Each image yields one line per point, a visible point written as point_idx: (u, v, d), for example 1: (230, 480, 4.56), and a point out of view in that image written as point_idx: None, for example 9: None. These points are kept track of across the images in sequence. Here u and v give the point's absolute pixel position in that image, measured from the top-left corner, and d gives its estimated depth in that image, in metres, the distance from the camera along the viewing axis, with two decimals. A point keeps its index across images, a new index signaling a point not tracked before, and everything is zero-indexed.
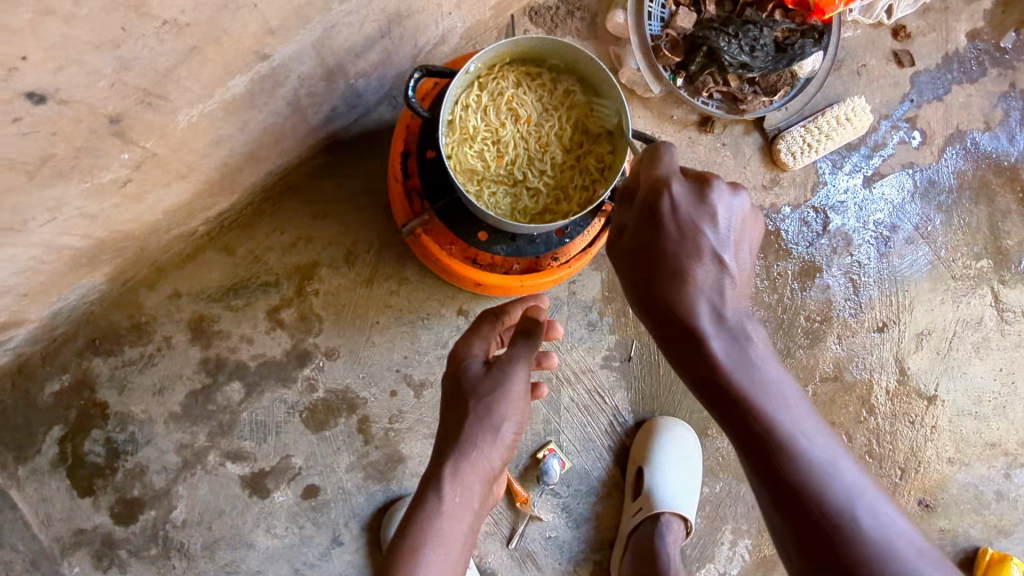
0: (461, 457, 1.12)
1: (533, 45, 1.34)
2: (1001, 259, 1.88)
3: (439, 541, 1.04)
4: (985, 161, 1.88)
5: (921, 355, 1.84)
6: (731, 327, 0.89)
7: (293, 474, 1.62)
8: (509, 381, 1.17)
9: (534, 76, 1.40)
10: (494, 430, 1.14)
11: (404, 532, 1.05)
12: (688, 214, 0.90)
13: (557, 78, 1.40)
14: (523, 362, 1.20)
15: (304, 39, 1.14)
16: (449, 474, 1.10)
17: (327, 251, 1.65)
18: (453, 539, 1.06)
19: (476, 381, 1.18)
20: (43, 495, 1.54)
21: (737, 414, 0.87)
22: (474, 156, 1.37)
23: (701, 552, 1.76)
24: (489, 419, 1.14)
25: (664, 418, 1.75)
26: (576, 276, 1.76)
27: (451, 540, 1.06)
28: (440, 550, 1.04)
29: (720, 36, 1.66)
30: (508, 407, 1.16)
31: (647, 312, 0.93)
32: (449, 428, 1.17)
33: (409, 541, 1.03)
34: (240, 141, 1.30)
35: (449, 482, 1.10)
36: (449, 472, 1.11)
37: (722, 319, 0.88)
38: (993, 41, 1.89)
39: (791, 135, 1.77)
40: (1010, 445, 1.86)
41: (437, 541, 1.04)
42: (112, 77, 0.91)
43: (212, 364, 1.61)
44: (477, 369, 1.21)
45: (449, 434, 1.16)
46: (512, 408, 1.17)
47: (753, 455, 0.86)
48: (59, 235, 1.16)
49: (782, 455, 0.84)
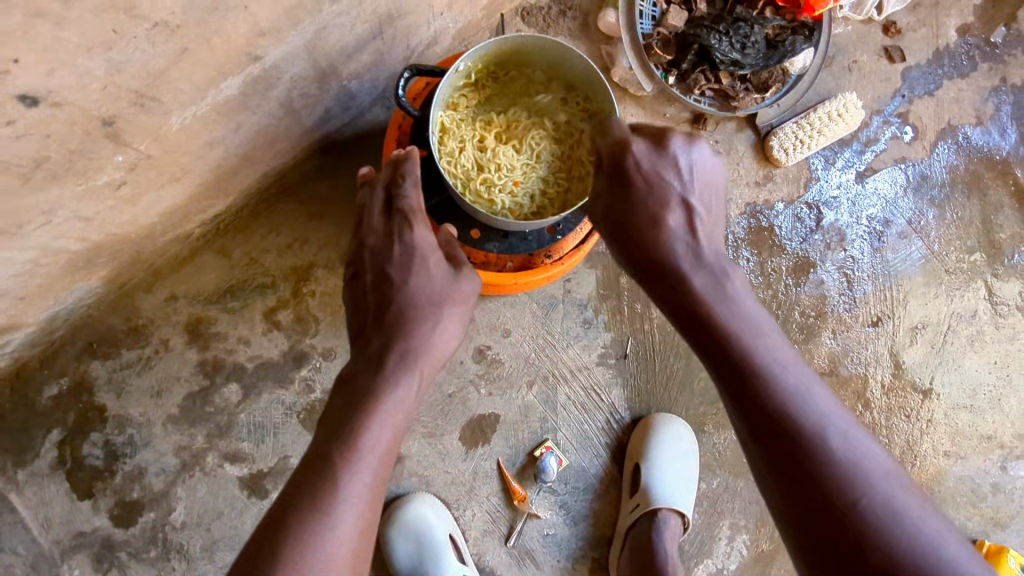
0: (414, 349, 1.10)
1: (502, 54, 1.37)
2: (994, 253, 1.89)
3: (387, 426, 1.00)
4: (977, 155, 1.89)
5: (916, 349, 1.84)
6: (715, 277, 0.97)
7: (292, 474, 1.63)
8: (468, 292, 1.22)
9: (517, 80, 1.43)
10: (446, 332, 1.16)
11: (350, 414, 1.00)
12: (652, 167, 0.99)
13: (540, 80, 1.43)
14: (420, 213, 1.24)
15: (295, 40, 1.15)
16: (402, 365, 1.08)
17: (322, 252, 1.66)
18: (399, 426, 1.03)
19: (433, 278, 1.19)
20: (43, 498, 1.54)
21: (734, 375, 0.92)
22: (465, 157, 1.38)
23: (699, 548, 1.77)
24: (445, 321, 1.16)
25: (660, 414, 1.76)
26: (571, 274, 1.76)
27: (398, 427, 1.03)
28: (388, 436, 1.00)
29: (711, 33, 1.67)
30: (459, 312, 1.20)
31: (619, 251, 1.04)
32: (398, 314, 1.14)
33: (356, 424, 0.98)
34: (234, 143, 1.31)
35: (401, 369, 1.08)
36: (398, 358, 1.09)
37: (704, 269, 0.97)
38: (983, 36, 1.90)
39: (784, 131, 1.78)
40: (1005, 438, 1.87)
41: (388, 429, 1.00)
42: (104, 79, 0.92)
43: (210, 366, 1.62)
44: (431, 261, 1.21)
45: (395, 319, 1.13)
46: (465, 318, 1.22)
47: (742, 401, 0.91)
48: (54, 238, 1.17)
49: (730, 338, 0.93)
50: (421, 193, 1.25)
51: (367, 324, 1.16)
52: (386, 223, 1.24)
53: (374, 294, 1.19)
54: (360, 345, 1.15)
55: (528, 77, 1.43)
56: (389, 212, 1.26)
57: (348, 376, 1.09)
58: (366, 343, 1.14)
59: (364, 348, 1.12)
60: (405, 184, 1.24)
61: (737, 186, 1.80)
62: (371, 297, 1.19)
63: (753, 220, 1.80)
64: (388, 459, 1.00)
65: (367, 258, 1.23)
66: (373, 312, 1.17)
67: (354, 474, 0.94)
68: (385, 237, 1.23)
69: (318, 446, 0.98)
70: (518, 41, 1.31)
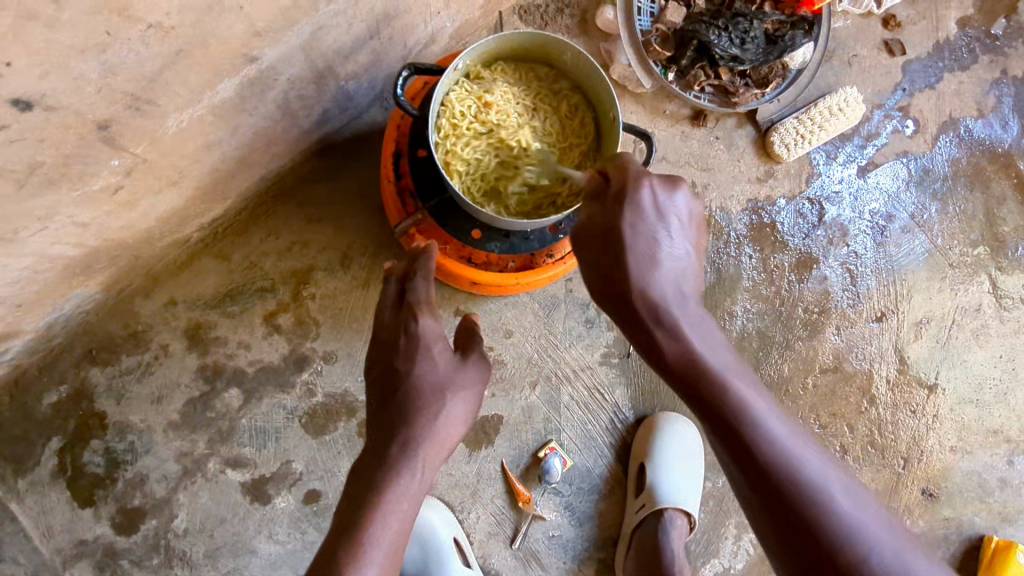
0: (420, 438, 1.11)
1: (522, 42, 1.36)
2: (998, 246, 1.88)
3: (392, 518, 1.00)
4: (979, 147, 1.88)
5: (921, 344, 1.83)
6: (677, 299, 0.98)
7: (294, 479, 1.61)
8: (473, 377, 1.24)
9: (548, 80, 1.43)
10: (452, 420, 1.17)
11: (357, 511, 1.00)
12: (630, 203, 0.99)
13: (570, 92, 1.43)
14: (426, 306, 1.27)
15: (291, 41, 1.14)
16: (408, 455, 1.09)
17: (321, 255, 1.65)
18: (407, 518, 1.03)
19: (437, 367, 1.21)
20: (44, 507, 1.53)
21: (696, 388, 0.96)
22: (461, 112, 1.33)
23: (705, 547, 1.76)
24: (452, 409, 1.17)
25: (664, 414, 1.75)
26: (572, 273, 1.76)
27: (405, 520, 1.03)
28: (395, 528, 1.00)
29: (710, 29, 1.67)
30: (464, 398, 1.20)
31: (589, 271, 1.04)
32: (404, 403, 1.15)
33: (363, 517, 0.99)
34: (232, 146, 1.30)
35: (406, 460, 1.08)
36: (402, 448, 1.09)
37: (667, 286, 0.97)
38: (983, 27, 1.89)
39: (785, 127, 1.77)
40: (1012, 432, 1.86)
41: (393, 523, 1.00)
42: (99, 82, 0.90)
43: (210, 371, 1.60)
44: (435, 350, 1.23)
45: (402, 409, 1.15)
46: (470, 402, 1.22)
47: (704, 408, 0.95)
48: (51, 244, 1.15)
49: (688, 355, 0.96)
50: (429, 285, 1.29)
51: (377, 415, 1.18)
52: (395, 316, 1.28)
53: (381, 386, 1.20)
54: (369, 437, 1.15)
55: (557, 82, 1.43)
56: (399, 304, 1.29)
57: (357, 470, 1.10)
58: (374, 433, 1.15)
59: (372, 441, 1.13)
60: (416, 279, 1.29)
61: (738, 182, 1.79)
62: (379, 388, 1.21)
63: (755, 216, 1.79)
64: (397, 552, 0.99)
65: (376, 351, 1.26)
66: (382, 405, 1.18)
67: (359, 570, 0.93)
68: (394, 329, 1.26)
69: (329, 545, 0.97)
70: (559, 44, 1.31)
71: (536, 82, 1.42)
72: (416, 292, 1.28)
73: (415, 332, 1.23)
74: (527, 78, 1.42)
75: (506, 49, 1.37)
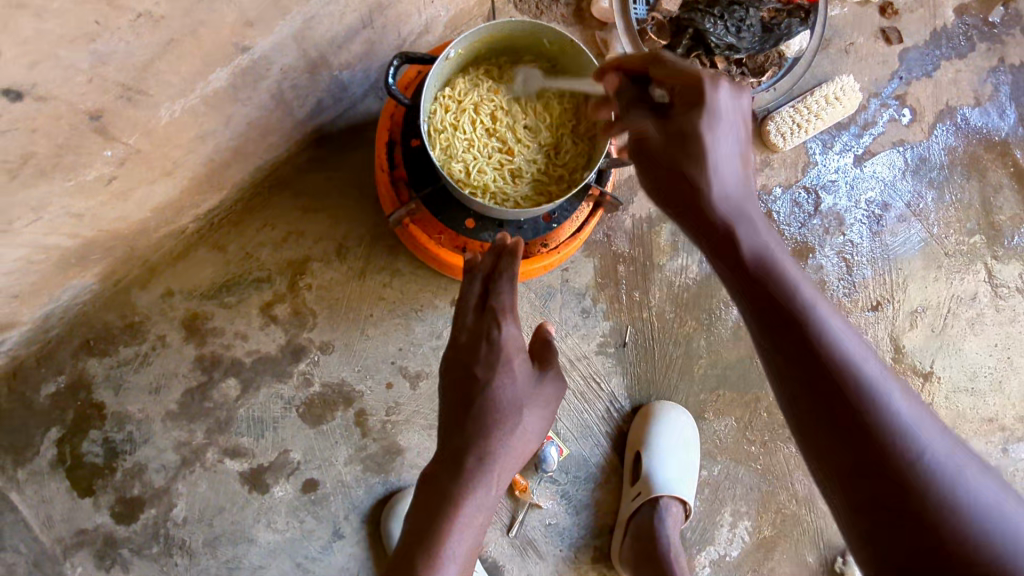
0: (496, 453, 1.09)
1: (531, 36, 1.35)
2: (994, 234, 1.88)
3: (467, 534, 1.03)
4: (977, 136, 1.88)
5: (916, 332, 1.83)
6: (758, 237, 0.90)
7: (292, 469, 1.62)
8: (551, 395, 1.20)
9: (573, 95, 1.43)
10: (526, 434, 1.14)
11: (434, 522, 1.02)
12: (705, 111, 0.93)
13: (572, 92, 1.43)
14: (511, 313, 1.22)
15: (283, 30, 1.14)
16: (484, 468, 1.07)
17: (317, 245, 1.65)
18: (479, 529, 1.06)
19: (516, 381, 1.16)
20: (44, 497, 1.53)
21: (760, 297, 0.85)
22: (459, 92, 1.38)
23: (700, 535, 1.77)
24: (528, 424, 1.14)
25: (660, 402, 1.75)
26: (568, 264, 1.76)
27: (477, 531, 1.05)
28: (468, 542, 1.03)
29: (706, 17, 1.66)
30: (541, 412, 1.18)
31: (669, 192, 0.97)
32: (480, 416, 1.11)
33: (438, 532, 1.00)
34: (225, 136, 1.30)
35: (483, 474, 1.07)
36: (479, 460, 1.08)
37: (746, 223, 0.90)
38: (981, 15, 1.89)
39: (780, 116, 1.77)
40: (1007, 420, 1.86)
41: (467, 538, 1.02)
42: (89, 72, 0.91)
43: (207, 361, 1.61)
44: (517, 362, 1.17)
45: (478, 422, 1.11)
46: (544, 415, 1.19)
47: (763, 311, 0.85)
48: (47, 234, 1.16)
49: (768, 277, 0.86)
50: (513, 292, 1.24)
51: (452, 420, 1.14)
52: (477, 320, 1.22)
53: (459, 391, 1.16)
54: (439, 445, 1.15)
55: (581, 103, 1.43)
56: (482, 308, 1.24)
57: (432, 480, 1.09)
58: (446, 443, 1.13)
59: (443, 449, 1.12)
60: (501, 282, 1.23)
61: None
62: (456, 393, 1.17)
63: None
64: (467, 561, 1.03)
65: (454, 354, 1.21)
66: (457, 412, 1.14)
67: None
68: (476, 335, 1.20)
69: (407, 554, 1.00)
70: (582, 53, 1.30)
71: (539, 76, 1.43)
72: (501, 294, 1.23)
73: (498, 340, 1.18)
74: (540, 71, 1.43)
75: (536, 46, 1.39)
